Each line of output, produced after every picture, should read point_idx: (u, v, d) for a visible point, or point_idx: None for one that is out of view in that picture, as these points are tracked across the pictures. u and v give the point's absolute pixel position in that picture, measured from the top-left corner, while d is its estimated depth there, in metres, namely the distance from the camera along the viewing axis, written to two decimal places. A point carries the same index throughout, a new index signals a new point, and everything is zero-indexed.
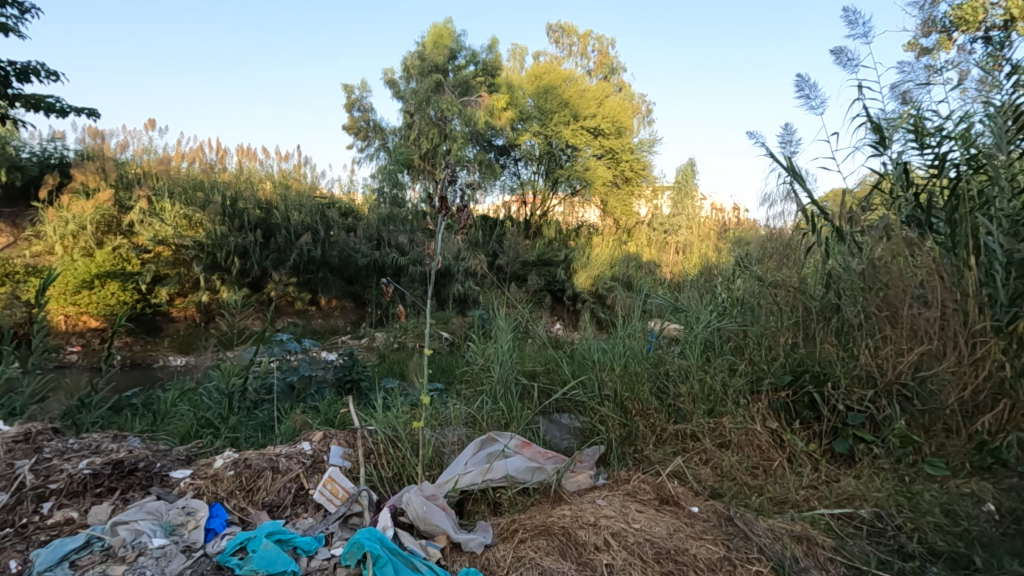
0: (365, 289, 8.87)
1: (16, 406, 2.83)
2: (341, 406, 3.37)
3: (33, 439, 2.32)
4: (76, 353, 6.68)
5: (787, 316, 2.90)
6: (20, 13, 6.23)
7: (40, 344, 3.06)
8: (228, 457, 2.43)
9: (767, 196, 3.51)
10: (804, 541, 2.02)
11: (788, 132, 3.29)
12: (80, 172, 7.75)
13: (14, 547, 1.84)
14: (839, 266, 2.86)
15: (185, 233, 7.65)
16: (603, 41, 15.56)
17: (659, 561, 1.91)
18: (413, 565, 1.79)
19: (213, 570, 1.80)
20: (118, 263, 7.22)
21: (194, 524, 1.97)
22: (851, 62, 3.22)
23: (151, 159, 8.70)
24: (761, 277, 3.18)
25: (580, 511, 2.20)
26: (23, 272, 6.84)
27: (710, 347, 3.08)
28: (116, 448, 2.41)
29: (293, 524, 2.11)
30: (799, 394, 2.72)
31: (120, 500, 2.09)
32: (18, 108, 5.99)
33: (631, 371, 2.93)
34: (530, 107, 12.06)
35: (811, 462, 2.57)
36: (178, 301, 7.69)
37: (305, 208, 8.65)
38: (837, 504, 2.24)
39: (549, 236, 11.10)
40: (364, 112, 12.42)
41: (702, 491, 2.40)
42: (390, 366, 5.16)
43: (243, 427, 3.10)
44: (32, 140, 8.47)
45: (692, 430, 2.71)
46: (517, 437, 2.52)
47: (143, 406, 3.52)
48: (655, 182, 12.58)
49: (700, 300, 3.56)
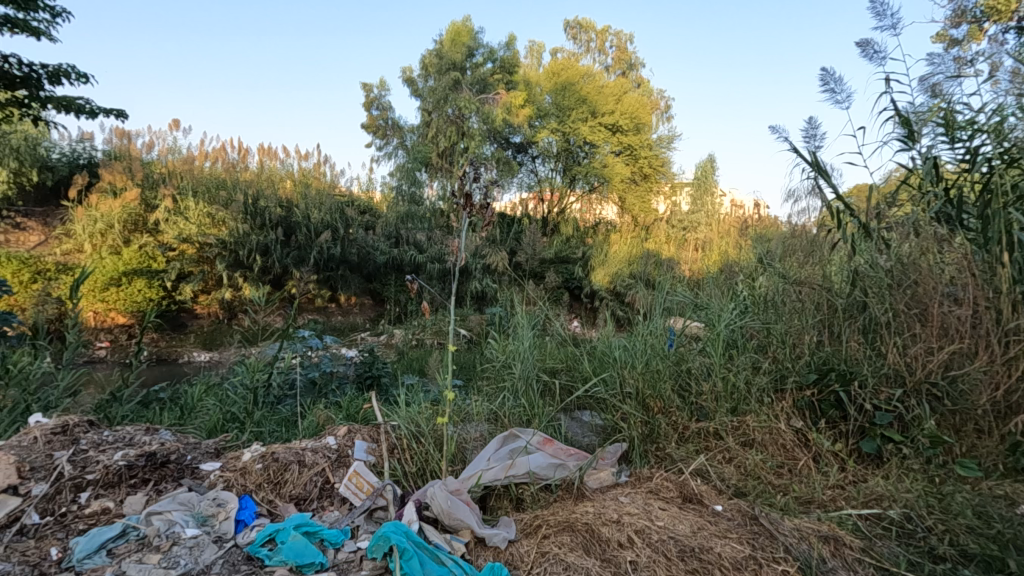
0: (384, 286, 8.97)
1: (51, 399, 2.90)
2: (363, 402, 3.41)
3: (70, 431, 2.39)
4: (104, 349, 6.89)
5: (811, 315, 2.86)
6: (51, 16, 6.36)
7: (74, 339, 3.14)
8: (255, 451, 2.48)
9: (791, 192, 3.45)
10: (831, 542, 1.99)
11: (811, 127, 3.23)
12: (108, 172, 7.94)
13: (54, 535, 1.90)
14: (866, 264, 2.81)
15: (209, 231, 7.77)
16: (621, 36, 15.46)
17: (683, 559, 1.90)
18: (438, 559, 1.81)
19: (244, 560, 1.84)
20: (144, 261, 7.39)
21: (224, 515, 2.03)
22: (878, 54, 3.15)
23: (175, 159, 8.87)
24: (784, 274, 3.14)
25: (603, 508, 2.20)
26: (54, 269, 7.03)
27: (732, 345, 3.05)
28: (148, 440, 2.47)
29: (320, 517, 2.15)
30: (824, 392, 2.68)
31: (154, 491, 2.15)
32: (50, 110, 6.14)
33: (653, 368, 2.91)
34: (547, 104, 12.00)
35: (838, 462, 2.54)
36: (202, 298, 7.88)
37: (325, 206, 8.73)
38: (865, 505, 2.21)
39: (567, 233, 11.08)
40: (382, 110, 12.51)
41: (725, 489, 2.39)
42: (409, 363, 5.20)
43: (268, 422, 3.17)
44: (62, 140, 8.68)
45: (715, 428, 2.68)
46: (539, 434, 2.54)
47: (170, 400, 3.60)
48: (674, 179, 12.49)
49: (721, 297, 3.52)
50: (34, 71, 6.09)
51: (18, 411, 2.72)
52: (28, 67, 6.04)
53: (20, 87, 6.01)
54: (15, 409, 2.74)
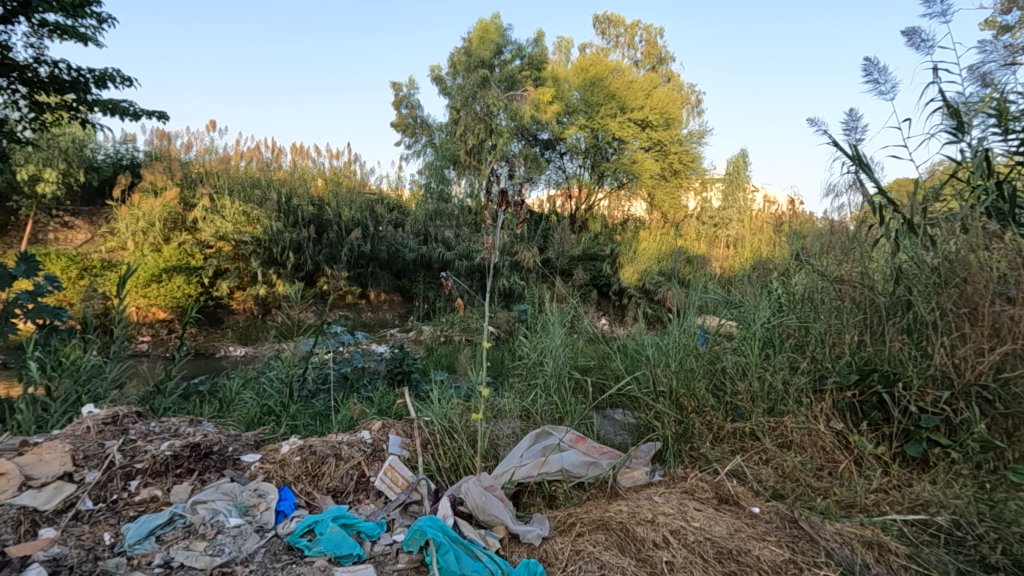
0: (413, 283, 9.06)
1: (99, 391, 3.02)
2: (395, 398, 3.45)
3: (120, 422, 2.49)
4: (146, 343, 7.15)
5: (851, 314, 2.77)
6: (98, 22, 6.58)
7: (120, 333, 3.26)
8: (293, 444, 2.54)
9: (830, 187, 3.35)
10: (876, 547, 1.93)
11: (852, 119, 3.13)
12: (150, 172, 8.22)
13: (106, 521, 1.97)
14: (911, 262, 2.71)
15: (244, 229, 7.99)
16: (651, 30, 15.26)
17: (721, 561, 1.87)
18: (473, 554, 1.82)
19: (285, 549, 1.90)
20: (183, 258, 7.62)
21: (264, 506, 2.09)
22: (925, 43, 3.02)
23: (212, 159, 9.14)
24: (823, 271, 3.03)
25: (637, 507, 2.18)
26: (100, 266, 7.31)
27: (769, 344, 2.98)
28: (192, 432, 2.56)
29: (356, 509, 2.19)
30: (866, 394, 2.60)
31: (198, 480, 2.23)
32: (96, 113, 6.36)
33: (686, 367, 2.86)
34: (575, 100, 11.90)
35: (881, 465, 2.46)
36: (238, 294, 8.11)
37: (356, 204, 8.82)
38: (911, 511, 2.13)
39: (595, 230, 10.95)
40: (411, 108, 12.59)
41: (763, 491, 2.34)
42: (439, 359, 5.25)
43: (303, 416, 3.24)
44: (106, 142, 9.02)
45: (751, 429, 2.63)
46: (572, 432, 2.54)
47: (209, 393, 3.70)
48: (704, 174, 12.35)
49: (755, 294, 3.44)
50: (81, 75, 6.30)
51: (71, 402, 2.86)
52: (76, 72, 6.25)
53: (69, 91, 6.24)
54: (68, 400, 2.87)
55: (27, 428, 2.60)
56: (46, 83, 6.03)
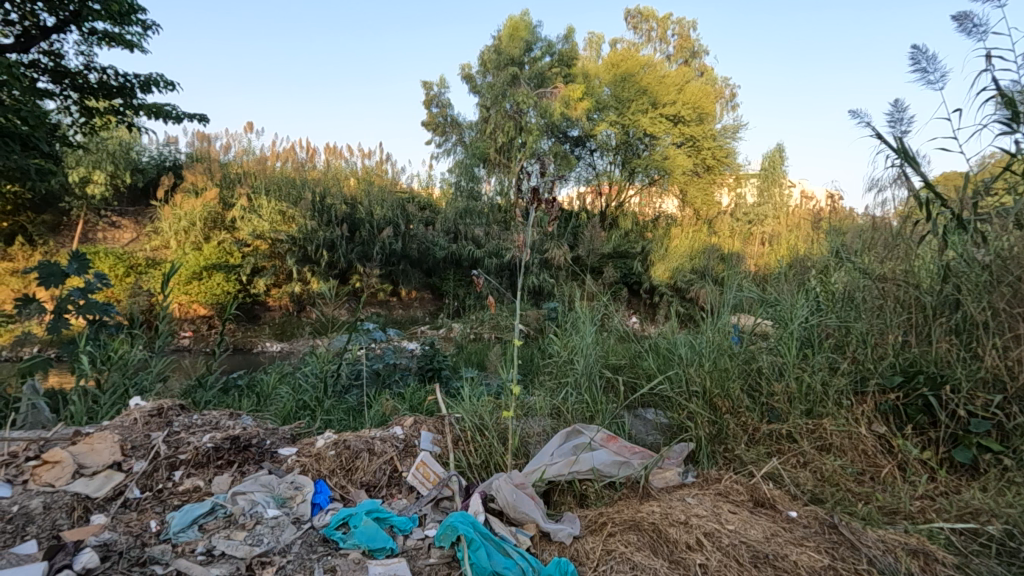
0: (444, 281, 9.15)
1: (145, 384, 3.15)
2: (425, 394, 3.49)
3: (164, 414, 2.59)
4: (188, 338, 7.42)
5: (895, 314, 2.66)
6: (144, 29, 6.82)
7: (165, 328, 3.40)
8: (328, 438, 2.60)
9: (873, 182, 3.23)
10: (921, 556, 1.86)
11: (898, 110, 3.01)
12: (191, 173, 8.48)
13: (153, 509, 2.05)
14: (959, 259, 2.59)
15: (280, 228, 8.20)
16: (684, 24, 14.99)
17: (756, 565, 1.83)
18: (505, 551, 1.84)
19: (320, 541, 1.94)
20: (222, 256, 7.84)
21: (301, 498, 2.14)
22: (978, 28, 2.87)
23: (250, 159, 9.39)
24: (865, 269, 2.93)
25: (670, 508, 2.15)
26: (145, 264, 7.61)
27: (807, 344, 2.89)
28: (232, 425, 2.65)
29: (388, 504, 2.22)
30: (911, 396, 2.50)
31: (238, 472, 2.30)
32: (142, 117, 6.60)
33: (720, 367, 2.80)
34: (606, 96, 11.75)
35: (926, 471, 2.37)
36: (274, 291, 8.35)
37: (387, 203, 8.92)
38: (959, 519, 2.05)
39: (626, 227, 10.85)
40: (442, 107, 12.67)
41: (801, 495, 2.29)
42: (469, 356, 5.29)
43: (336, 411, 3.30)
44: (151, 145, 9.38)
45: (788, 430, 2.57)
46: (603, 430, 2.53)
47: (247, 387, 3.81)
48: (739, 170, 12.11)
49: (791, 292, 3.34)
50: (128, 80, 6.53)
51: (119, 394, 2.99)
52: (123, 77, 6.50)
53: (117, 95, 6.47)
54: (116, 392, 3.01)
55: (80, 419, 2.73)
56: (95, 89, 6.30)
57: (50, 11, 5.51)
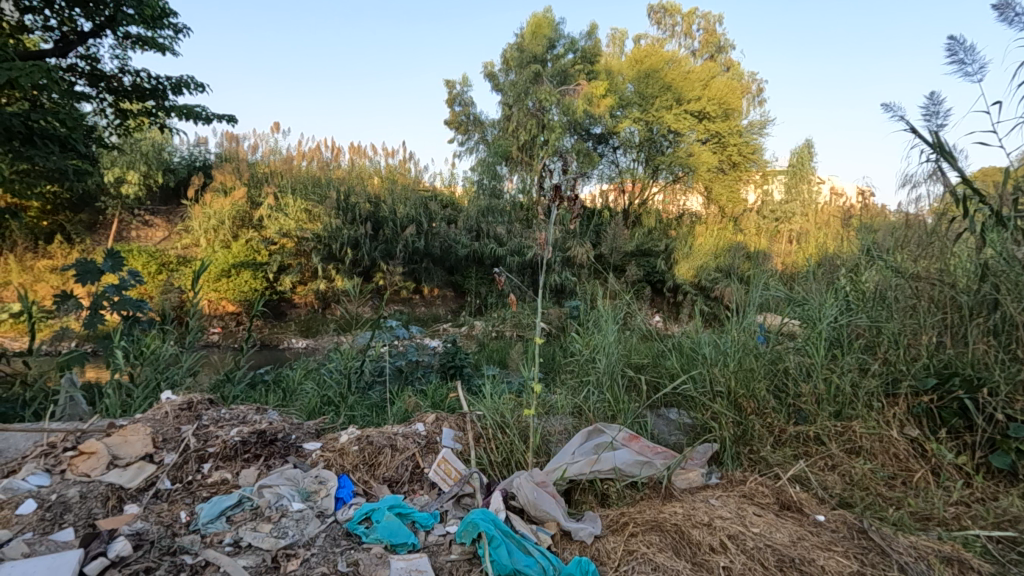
0: (466, 278, 9.21)
1: (175, 378, 3.23)
2: (447, 391, 3.51)
3: (194, 408, 2.66)
4: (217, 334, 7.61)
5: (929, 314, 2.58)
6: (175, 32, 6.97)
7: (194, 325, 3.48)
8: (352, 434, 2.63)
9: (906, 178, 3.12)
10: (955, 564, 1.80)
11: (934, 103, 2.91)
12: (220, 173, 8.69)
13: (182, 500, 2.10)
14: (998, 257, 2.49)
15: (306, 227, 8.33)
16: (709, 18, 14.75)
17: (782, 569, 1.80)
18: (526, 548, 1.84)
19: (343, 535, 1.97)
20: (250, 254, 8.00)
21: (324, 492, 2.18)
22: (1020, 17, 2.76)
23: (277, 159, 9.57)
24: (897, 268, 2.84)
25: (692, 509, 2.12)
26: (176, 262, 7.84)
27: (836, 344, 2.82)
28: (258, 419, 2.70)
29: (411, 499, 2.24)
30: (946, 399, 2.42)
31: (264, 466, 2.35)
32: (173, 118, 6.76)
33: (745, 367, 2.75)
34: (629, 93, 11.64)
35: (962, 476, 2.29)
36: (300, 289, 8.51)
37: (410, 202, 8.98)
38: (996, 527, 1.98)
39: (649, 225, 10.76)
40: (464, 106, 12.72)
41: (828, 498, 2.24)
42: (491, 354, 5.32)
43: (360, 407, 3.34)
44: (182, 145, 9.64)
45: (816, 433, 2.51)
46: (624, 430, 2.51)
47: (274, 382, 3.89)
48: (766, 166, 11.89)
49: (820, 291, 3.25)
50: (160, 82, 6.69)
51: (151, 388, 3.09)
52: (156, 79, 6.66)
53: (149, 97, 6.64)
54: (148, 387, 3.10)
55: (114, 412, 2.83)
56: (129, 91, 6.47)
57: (87, 16, 5.68)
